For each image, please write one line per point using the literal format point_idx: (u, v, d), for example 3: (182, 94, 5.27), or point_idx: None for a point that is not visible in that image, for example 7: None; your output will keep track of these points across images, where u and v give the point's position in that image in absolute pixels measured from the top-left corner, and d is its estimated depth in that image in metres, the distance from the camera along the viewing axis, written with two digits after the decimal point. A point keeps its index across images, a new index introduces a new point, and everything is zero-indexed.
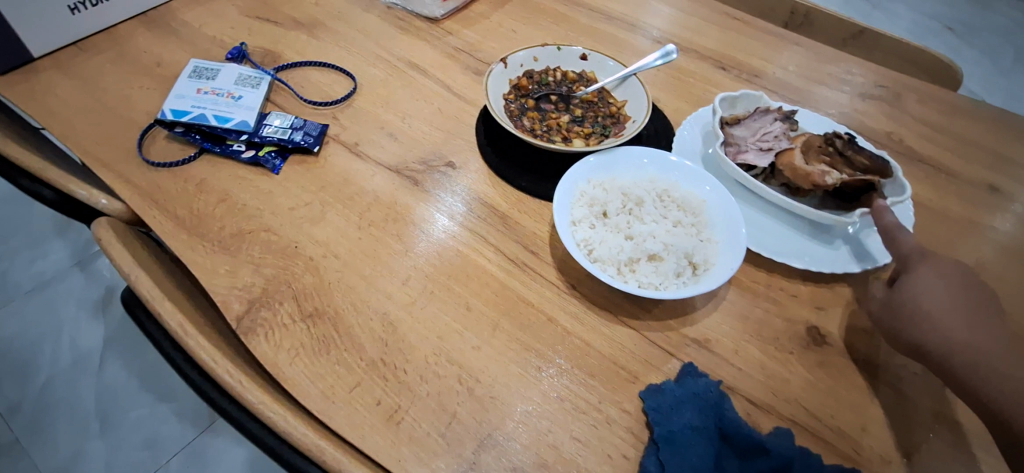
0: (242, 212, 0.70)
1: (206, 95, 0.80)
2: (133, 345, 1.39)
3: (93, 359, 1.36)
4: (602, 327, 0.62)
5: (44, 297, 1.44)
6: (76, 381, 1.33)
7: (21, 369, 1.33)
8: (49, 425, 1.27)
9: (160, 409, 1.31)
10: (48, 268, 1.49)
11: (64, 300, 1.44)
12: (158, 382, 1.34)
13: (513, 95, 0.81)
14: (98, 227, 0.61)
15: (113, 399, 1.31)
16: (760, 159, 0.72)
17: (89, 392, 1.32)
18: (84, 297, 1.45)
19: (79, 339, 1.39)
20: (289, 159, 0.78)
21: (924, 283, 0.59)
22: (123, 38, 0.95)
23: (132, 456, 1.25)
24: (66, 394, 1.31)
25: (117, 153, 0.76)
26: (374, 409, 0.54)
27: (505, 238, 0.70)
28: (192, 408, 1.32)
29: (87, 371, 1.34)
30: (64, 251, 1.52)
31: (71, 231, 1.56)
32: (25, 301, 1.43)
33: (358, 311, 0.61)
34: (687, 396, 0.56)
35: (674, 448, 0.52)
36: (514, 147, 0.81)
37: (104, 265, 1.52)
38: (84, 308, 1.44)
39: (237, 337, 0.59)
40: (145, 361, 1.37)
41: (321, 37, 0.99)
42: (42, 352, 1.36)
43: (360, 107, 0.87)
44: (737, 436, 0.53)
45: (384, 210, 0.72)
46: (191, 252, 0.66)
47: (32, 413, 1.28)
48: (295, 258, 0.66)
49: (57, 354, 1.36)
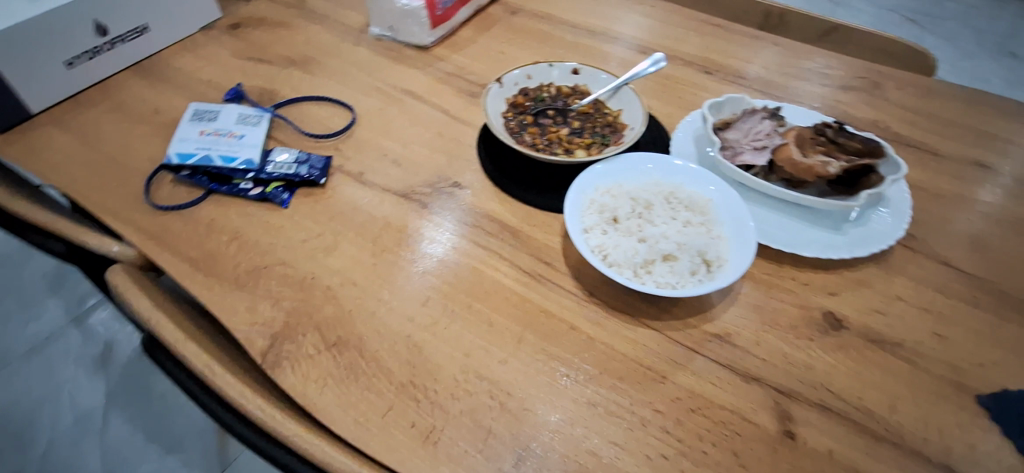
0: (254, 248, 0.71)
1: (208, 137, 0.81)
2: (134, 399, 1.36)
3: (98, 414, 1.34)
4: (624, 330, 0.63)
5: (46, 355, 1.42)
6: (81, 439, 1.30)
7: (26, 432, 1.31)
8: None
9: (169, 459, 1.28)
10: (46, 327, 1.47)
11: (65, 358, 1.42)
12: (165, 432, 1.31)
13: (511, 113, 0.83)
14: (111, 273, 0.64)
15: (119, 454, 1.28)
16: (757, 158, 0.74)
17: (96, 454, 1.28)
18: (85, 353, 1.43)
19: (82, 395, 1.36)
20: (295, 192, 0.78)
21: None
22: (121, 89, 0.97)
23: None
24: (72, 452, 1.28)
25: (124, 200, 0.77)
26: (409, 431, 0.54)
27: (518, 252, 0.71)
28: (202, 454, 1.29)
29: (91, 428, 1.32)
30: (60, 309, 1.50)
31: (65, 287, 1.54)
32: (26, 362, 1.41)
33: (381, 335, 0.61)
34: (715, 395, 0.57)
35: None
36: (518, 164, 0.82)
37: (101, 318, 1.49)
38: (85, 364, 1.41)
39: (263, 372, 0.59)
40: (149, 412, 1.34)
41: (315, 73, 1.01)
42: (46, 413, 1.34)
43: (360, 137, 0.88)
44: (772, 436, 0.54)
45: (396, 235, 0.73)
46: (208, 292, 0.66)
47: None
48: (312, 288, 0.66)
49: (61, 412, 1.34)
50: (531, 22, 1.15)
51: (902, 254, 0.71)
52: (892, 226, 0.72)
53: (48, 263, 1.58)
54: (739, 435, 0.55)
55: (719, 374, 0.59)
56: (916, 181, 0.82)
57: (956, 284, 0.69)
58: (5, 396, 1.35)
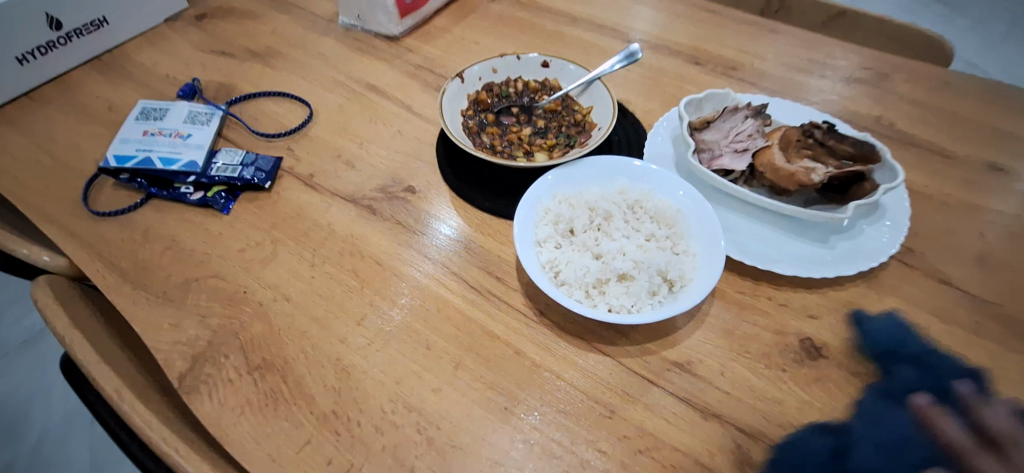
0: (188, 258, 0.66)
1: (152, 137, 0.77)
2: None
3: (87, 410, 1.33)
4: (574, 356, 0.57)
5: (40, 349, 1.42)
6: (70, 436, 1.30)
7: (15, 425, 1.31)
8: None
9: None
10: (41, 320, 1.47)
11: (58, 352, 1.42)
12: None
13: (471, 111, 0.77)
14: (33, 285, 0.61)
15: (107, 452, 1.28)
16: (736, 163, 0.67)
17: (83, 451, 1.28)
18: None
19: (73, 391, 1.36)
20: (239, 197, 0.74)
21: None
22: (74, 84, 0.93)
23: None
24: (61, 448, 1.28)
25: (62, 204, 0.73)
26: (325, 469, 0.49)
27: (468, 266, 0.65)
28: None
29: (81, 424, 1.32)
30: None
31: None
32: (19, 355, 1.41)
33: (309, 358, 0.57)
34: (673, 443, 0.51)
35: None
36: (478, 167, 0.76)
37: None
38: None
39: (180, 397, 0.55)
40: None
41: (277, 66, 0.96)
42: (36, 406, 1.34)
43: (315, 136, 0.83)
44: None
45: (340, 244, 0.68)
46: (134, 307, 0.62)
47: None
48: (242, 304, 0.62)
49: (51, 407, 1.34)
50: (511, 10, 1.07)
51: (897, 271, 0.64)
52: (886, 240, 0.64)
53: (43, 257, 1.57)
54: None
55: (676, 409, 0.53)
56: (919, 187, 0.73)
57: (956, 307, 0.61)
58: None
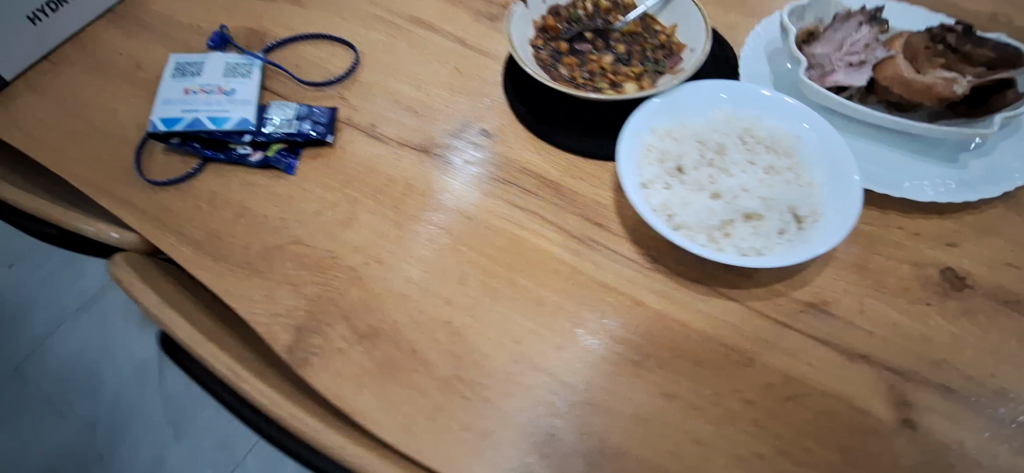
0: (264, 225, 0.63)
1: (194, 95, 0.69)
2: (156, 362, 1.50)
3: (154, 367, 1.50)
4: (699, 302, 0.54)
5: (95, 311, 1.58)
6: (143, 391, 1.48)
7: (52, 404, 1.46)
8: (126, 425, 1.44)
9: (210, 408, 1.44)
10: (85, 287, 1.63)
11: (113, 316, 1.58)
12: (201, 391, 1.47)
13: (542, 41, 0.68)
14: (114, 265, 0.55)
15: (183, 407, 1.47)
16: (854, 78, 0.60)
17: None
18: (123, 310, 1.58)
19: (138, 351, 1.53)
20: (301, 154, 0.68)
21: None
22: (92, 41, 0.83)
23: (212, 454, 1.42)
24: (140, 406, 1.46)
25: (115, 177, 0.68)
26: (461, 434, 0.50)
27: (564, 213, 0.61)
28: None
29: (150, 377, 1.49)
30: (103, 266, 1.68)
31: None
32: (76, 320, 1.58)
33: (416, 323, 0.55)
34: (816, 386, 0.49)
35: (798, 433, 0.47)
36: (554, 105, 0.69)
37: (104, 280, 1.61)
38: (132, 321, 1.57)
39: (292, 370, 0.54)
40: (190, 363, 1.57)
41: (307, 5, 0.85)
42: (101, 374, 1.50)
43: (367, 81, 0.75)
44: (865, 418, 0.48)
45: (420, 200, 0.64)
46: (224, 282, 0.59)
47: (110, 435, 1.43)
48: (333, 270, 0.59)
49: (118, 369, 1.50)
50: None
51: None
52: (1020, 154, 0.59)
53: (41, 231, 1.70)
54: (846, 427, 0.47)
55: (820, 353, 0.50)
56: None
57: None
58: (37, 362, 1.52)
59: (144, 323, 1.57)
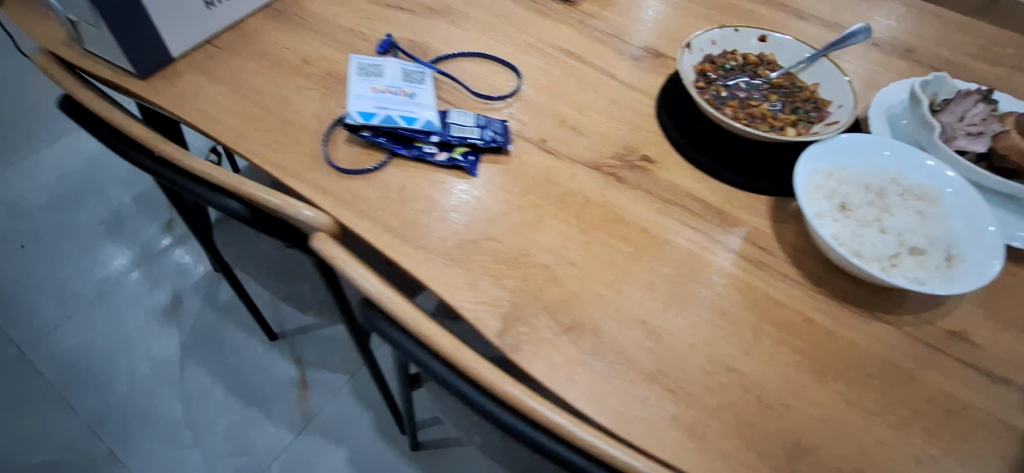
0: (457, 220, 0.67)
1: (382, 94, 0.75)
2: (212, 351, 1.59)
3: (175, 364, 1.56)
4: (859, 323, 0.64)
5: (111, 302, 1.64)
6: (162, 387, 1.52)
7: (105, 380, 1.52)
8: (133, 429, 1.47)
9: (253, 411, 1.52)
10: (109, 274, 1.68)
11: (134, 308, 1.64)
12: (250, 386, 1.55)
13: (704, 85, 0.77)
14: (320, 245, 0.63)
15: (203, 406, 1.51)
16: (975, 144, 0.71)
17: (231, 400, 1.53)
18: (153, 303, 1.65)
19: (156, 346, 1.58)
20: (482, 159, 0.73)
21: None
22: (255, 32, 0.86)
23: (234, 459, 1.45)
24: (151, 402, 1.50)
25: (302, 162, 0.72)
26: (674, 424, 0.56)
27: (729, 236, 0.69)
28: (283, 409, 1.52)
29: (170, 377, 1.54)
30: (122, 257, 1.71)
31: (145, 270, 1.70)
32: (93, 309, 1.63)
33: (616, 321, 0.62)
34: (970, 402, 0.59)
35: (959, 439, 0.57)
36: (709, 141, 0.78)
37: (166, 269, 1.70)
38: (156, 315, 1.63)
39: (505, 355, 0.59)
40: (224, 367, 1.57)
41: (460, 24, 0.92)
42: (120, 361, 1.55)
43: (531, 101, 0.81)
44: (1011, 431, 0.57)
45: (600, 212, 0.70)
46: (427, 270, 0.63)
47: (120, 428, 1.47)
48: (530, 267, 0.65)
49: (136, 362, 1.56)
50: None
51: None
52: None
53: (107, 213, 1.78)
54: (999, 438, 0.57)
55: (969, 375, 0.60)
56: None
57: None
58: (88, 340, 1.58)
59: (205, 310, 1.65)
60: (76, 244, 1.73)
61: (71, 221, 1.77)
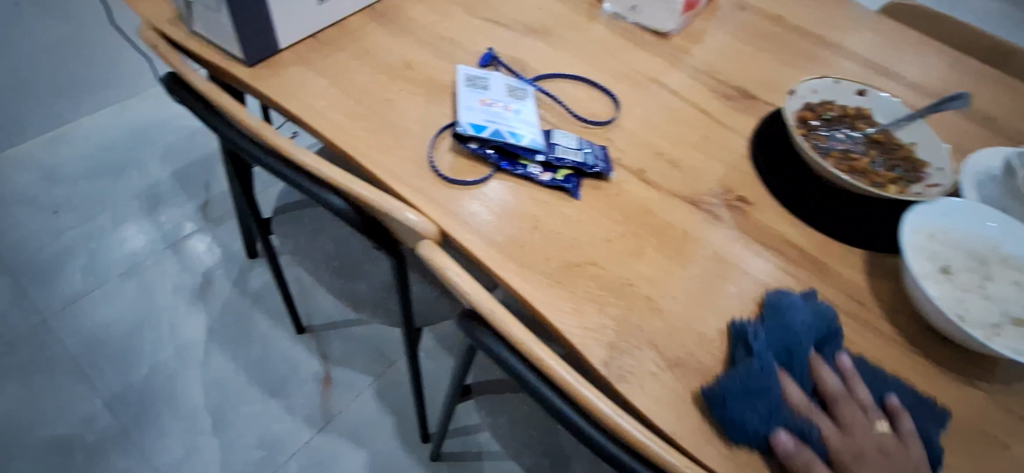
0: (561, 242, 0.67)
1: (490, 108, 0.75)
2: (237, 336, 1.52)
3: (199, 347, 1.49)
4: (955, 388, 0.63)
5: (138, 276, 1.58)
6: (184, 369, 1.45)
7: (127, 356, 1.46)
8: (149, 411, 1.39)
9: (273, 403, 1.43)
10: (139, 249, 1.62)
11: (162, 284, 1.57)
12: (271, 376, 1.47)
13: (804, 132, 0.78)
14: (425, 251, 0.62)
15: (222, 392, 1.43)
16: None
17: (254, 391, 1.44)
18: (182, 282, 1.59)
19: (181, 326, 1.52)
20: (584, 183, 0.73)
21: (811, 368, 0.59)
22: (357, 31, 0.87)
23: (252, 451, 1.36)
24: (172, 384, 1.43)
25: (406, 166, 0.71)
26: None
27: (825, 285, 0.69)
28: (304, 403, 1.44)
29: (192, 359, 1.47)
30: (154, 231, 1.66)
31: (178, 248, 1.64)
32: (120, 283, 1.56)
33: (719, 361, 0.61)
34: None
35: None
36: (804, 186, 0.78)
37: (197, 248, 1.65)
38: (184, 294, 1.57)
39: (610, 386, 0.58)
40: (248, 354, 1.50)
41: (556, 45, 0.92)
42: (142, 338, 1.49)
43: (628, 129, 0.82)
44: None
45: (699, 249, 0.70)
46: (531, 288, 0.62)
47: (136, 409, 1.39)
48: (633, 297, 0.64)
49: (159, 340, 1.49)
50: (763, 22, 1.07)
51: None
52: None
53: (142, 185, 1.73)
54: None
55: None
56: None
57: None
58: (110, 314, 1.51)
59: (233, 294, 1.59)
60: (106, 214, 1.66)
61: (103, 188, 1.71)
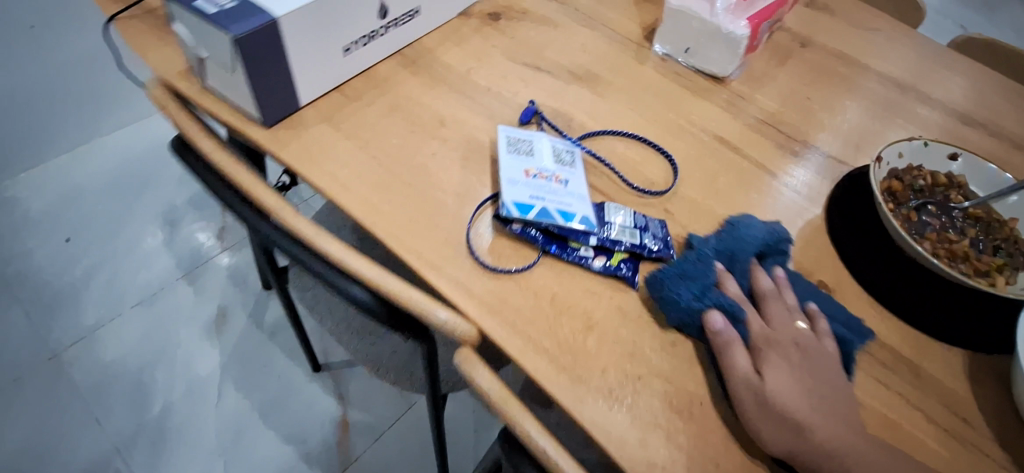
0: (619, 346, 0.58)
1: (537, 180, 0.66)
2: (253, 373, 1.46)
3: (213, 385, 1.43)
4: None
5: (153, 307, 1.53)
6: (198, 408, 1.40)
7: (140, 392, 1.40)
8: (160, 453, 1.33)
9: (289, 449, 1.36)
10: (153, 278, 1.57)
11: (176, 316, 1.52)
12: (287, 419, 1.40)
13: (893, 207, 0.69)
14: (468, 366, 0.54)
15: (236, 435, 1.37)
16: None
17: (269, 435, 1.38)
18: (197, 315, 1.53)
19: (195, 361, 1.46)
20: (641, 268, 0.65)
21: (749, 274, 0.63)
22: (387, 83, 0.79)
23: None
24: (185, 425, 1.37)
25: (441, 250, 0.63)
26: None
27: (926, 398, 0.60)
28: (320, 449, 1.37)
29: (207, 397, 1.41)
30: (169, 259, 1.60)
31: (192, 277, 1.58)
32: (133, 315, 1.51)
33: None
34: None
35: None
36: (892, 268, 0.69)
37: (212, 278, 1.59)
38: (199, 327, 1.51)
39: None
40: (264, 394, 1.43)
41: (604, 94, 0.83)
42: (156, 373, 1.43)
43: (688, 197, 0.73)
44: None
45: None
46: (588, 410, 0.54)
47: (147, 451, 1.33)
48: (706, 419, 0.55)
49: (173, 376, 1.43)
50: (830, 62, 0.96)
51: None
52: None
53: (158, 210, 1.68)
54: None
55: None
56: None
57: None
58: (123, 348, 1.46)
59: (249, 328, 1.53)
60: (120, 240, 1.61)
61: (119, 212, 1.66)
